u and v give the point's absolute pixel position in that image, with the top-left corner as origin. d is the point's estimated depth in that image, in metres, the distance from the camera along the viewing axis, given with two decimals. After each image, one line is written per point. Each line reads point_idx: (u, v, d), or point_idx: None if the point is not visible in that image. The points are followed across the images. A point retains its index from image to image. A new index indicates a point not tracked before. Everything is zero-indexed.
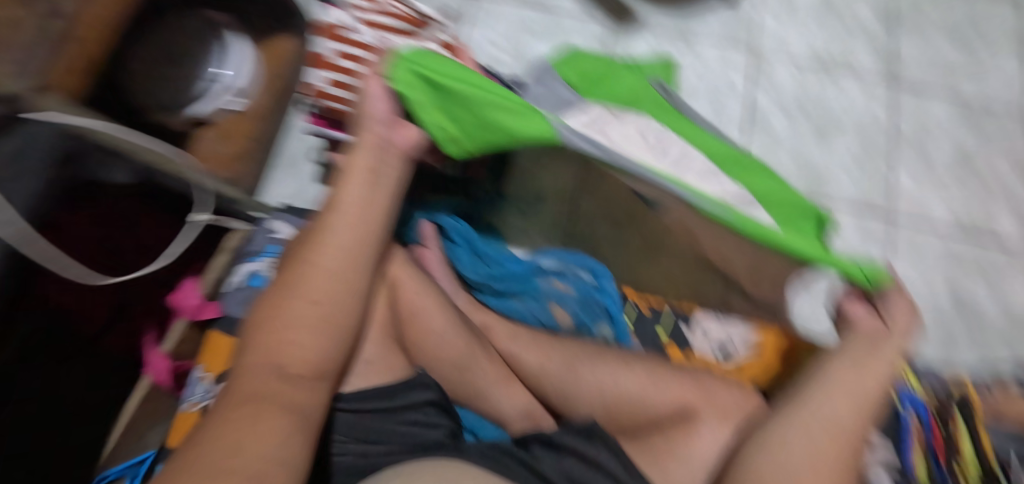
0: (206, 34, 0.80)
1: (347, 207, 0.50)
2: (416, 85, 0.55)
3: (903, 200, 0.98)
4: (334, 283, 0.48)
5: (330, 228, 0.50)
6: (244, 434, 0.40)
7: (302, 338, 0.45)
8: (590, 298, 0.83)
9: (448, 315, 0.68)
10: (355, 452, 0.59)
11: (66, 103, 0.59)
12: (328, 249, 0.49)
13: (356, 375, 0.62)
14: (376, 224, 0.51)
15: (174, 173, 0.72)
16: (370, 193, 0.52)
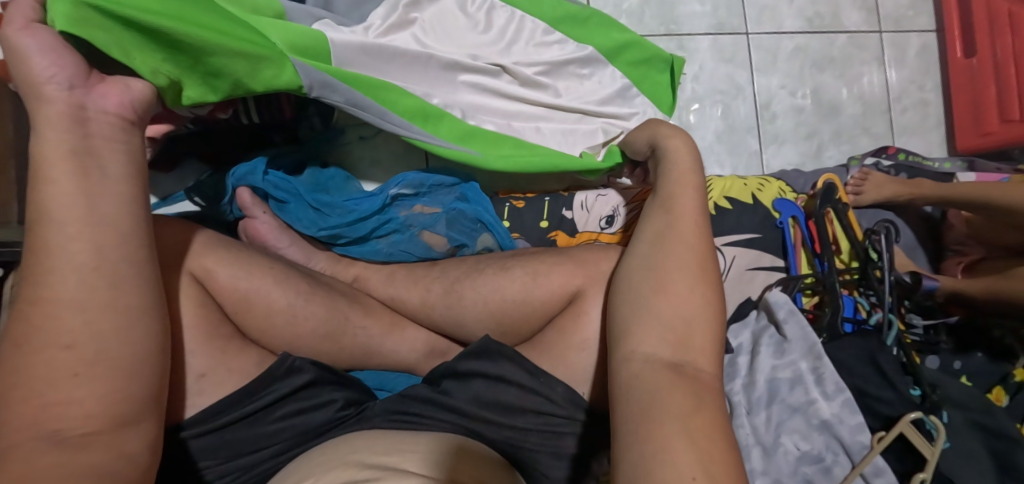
0: None
1: (61, 211, 0.39)
2: (92, 22, 0.47)
3: (753, 13, 0.98)
4: (97, 319, 0.39)
5: (52, 247, 0.39)
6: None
7: (67, 391, 0.38)
8: (458, 211, 0.76)
9: (290, 287, 0.59)
10: (230, 470, 0.54)
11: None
12: (67, 279, 0.39)
13: (194, 395, 0.52)
14: (118, 227, 0.41)
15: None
16: (83, 182, 0.40)
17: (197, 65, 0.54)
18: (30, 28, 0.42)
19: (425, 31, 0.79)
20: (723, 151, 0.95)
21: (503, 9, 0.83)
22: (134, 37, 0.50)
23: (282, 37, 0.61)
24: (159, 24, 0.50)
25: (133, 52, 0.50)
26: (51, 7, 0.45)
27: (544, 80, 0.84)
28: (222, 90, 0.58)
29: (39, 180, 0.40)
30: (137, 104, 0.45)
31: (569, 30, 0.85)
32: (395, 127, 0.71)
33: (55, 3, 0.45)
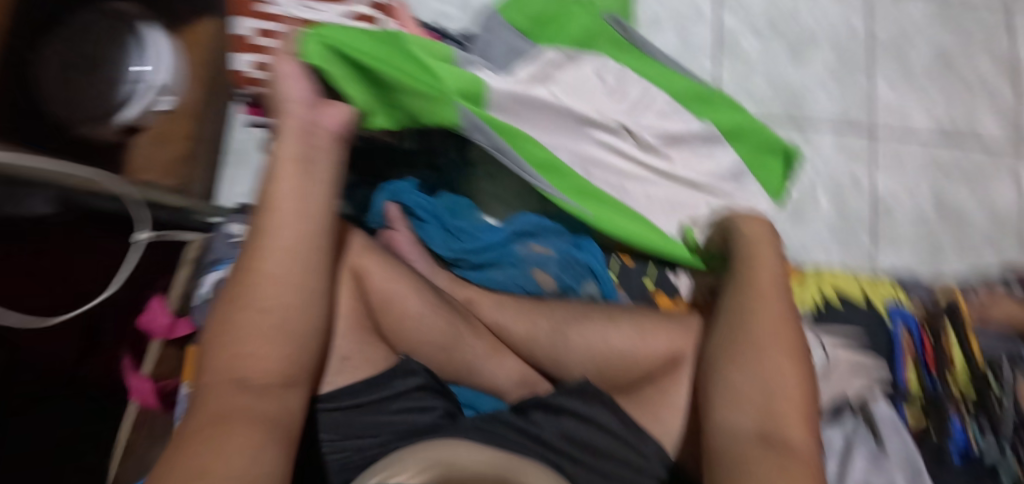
0: (110, 30, 0.69)
1: (285, 193, 0.48)
2: (331, 58, 0.62)
3: (883, 112, 0.94)
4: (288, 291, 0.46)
5: (267, 227, 0.47)
6: (213, 455, 0.37)
7: (260, 343, 0.44)
8: (571, 256, 0.81)
9: (425, 297, 0.68)
10: (344, 449, 0.58)
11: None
12: (274, 256, 0.46)
13: (334, 373, 0.60)
14: (314, 216, 0.49)
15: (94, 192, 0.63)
16: (305, 178, 0.49)
17: (387, 96, 0.68)
18: (287, 59, 0.58)
19: (563, 88, 0.82)
20: (832, 241, 0.92)
21: (638, 81, 0.85)
22: (353, 71, 0.64)
23: (457, 84, 0.69)
24: (369, 62, 0.64)
25: (350, 82, 0.64)
26: (304, 43, 0.60)
27: (665, 150, 0.86)
28: (401, 120, 0.70)
29: (275, 173, 0.49)
30: (349, 125, 0.55)
31: (693, 107, 0.87)
32: (529, 177, 0.79)
33: (309, 42, 0.60)
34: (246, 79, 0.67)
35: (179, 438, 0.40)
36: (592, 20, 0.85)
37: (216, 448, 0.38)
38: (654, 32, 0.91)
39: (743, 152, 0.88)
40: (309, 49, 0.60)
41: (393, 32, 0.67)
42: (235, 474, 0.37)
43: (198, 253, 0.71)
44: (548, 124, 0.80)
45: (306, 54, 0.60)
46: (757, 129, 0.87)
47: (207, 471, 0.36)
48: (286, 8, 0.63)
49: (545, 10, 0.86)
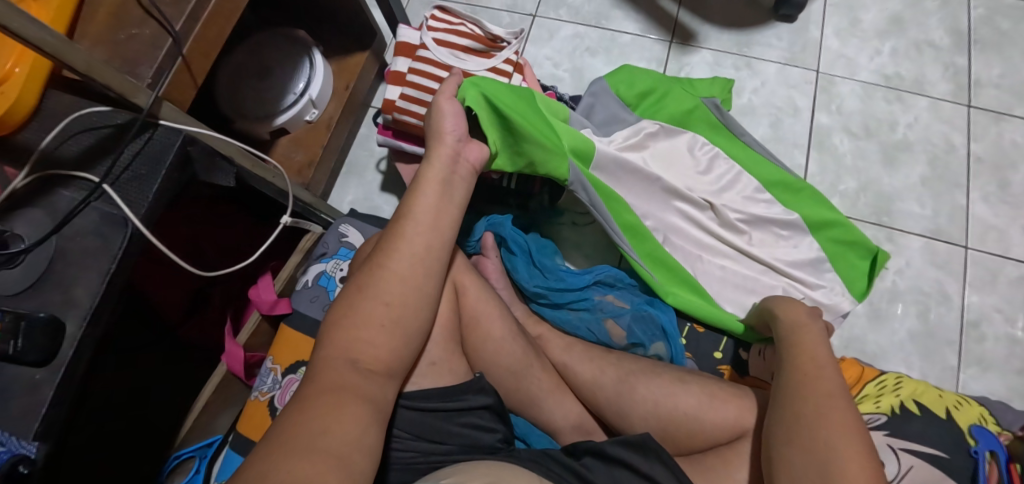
0: (290, 50, 0.85)
1: (417, 222, 0.60)
2: (482, 104, 0.72)
3: (977, 229, 0.90)
4: (401, 295, 0.57)
5: (401, 239, 0.59)
6: (331, 421, 0.49)
7: (374, 336, 0.55)
8: (645, 312, 0.84)
9: (507, 324, 0.74)
10: (411, 448, 0.64)
11: (173, 110, 0.65)
12: (397, 262, 0.58)
13: (420, 375, 0.65)
14: (436, 234, 0.60)
15: (263, 178, 0.76)
16: (436, 212, 0.61)
17: (515, 145, 0.75)
18: (452, 99, 0.69)
19: (655, 157, 0.88)
20: (915, 354, 0.86)
21: (727, 161, 0.89)
22: (495, 117, 0.73)
23: (572, 143, 0.79)
24: (509, 112, 0.73)
25: (491, 126, 0.73)
26: (463, 89, 0.72)
27: (746, 228, 0.87)
28: (521, 168, 0.78)
29: (412, 200, 0.62)
30: (476, 170, 0.68)
31: (780, 195, 0.87)
32: (615, 235, 0.82)
33: (468, 89, 0.72)
34: (392, 105, 0.82)
35: (303, 396, 0.52)
36: (689, 99, 0.90)
37: (334, 418, 0.49)
38: (747, 120, 0.97)
39: (826, 245, 0.86)
40: (465, 94, 0.71)
41: (529, 93, 0.79)
42: (345, 441, 0.48)
43: (311, 244, 0.86)
44: (636, 188, 0.86)
45: (464, 97, 0.72)
46: (844, 225, 0.85)
47: (327, 432, 0.48)
48: (439, 55, 0.82)
49: (649, 86, 0.92)
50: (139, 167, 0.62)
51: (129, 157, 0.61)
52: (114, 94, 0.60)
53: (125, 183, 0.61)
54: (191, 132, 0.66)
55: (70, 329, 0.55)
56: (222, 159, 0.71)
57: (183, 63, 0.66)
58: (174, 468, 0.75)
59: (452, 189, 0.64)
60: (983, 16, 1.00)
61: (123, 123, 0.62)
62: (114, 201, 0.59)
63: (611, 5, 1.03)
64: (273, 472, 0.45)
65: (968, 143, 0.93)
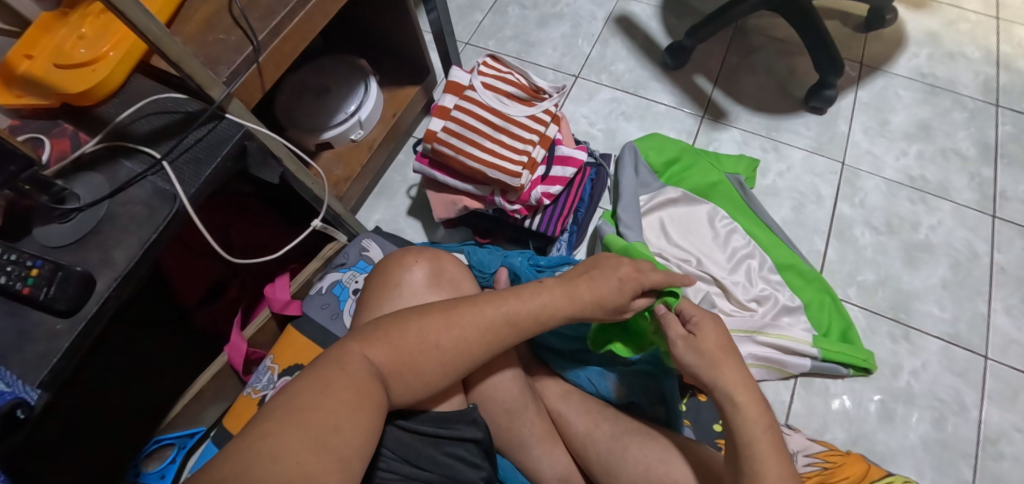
0: (349, 75, 0.92)
1: (510, 310, 0.61)
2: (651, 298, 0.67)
3: (998, 341, 0.87)
4: (455, 353, 0.58)
5: (500, 316, 0.61)
6: (345, 421, 0.50)
7: (412, 374, 0.57)
8: (649, 374, 0.81)
9: (509, 359, 0.73)
10: (396, 470, 0.62)
11: (240, 106, 0.70)
12: (472, 327, 0.59)
13: None
14: (515, 330, 0.61)
15: (302, 182, 0.79)
16: (533, 312, 0.62)
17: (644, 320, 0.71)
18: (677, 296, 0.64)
19: (672, 220, 0.91)
20: (928, 462, 0.81)
21: (744, 237, 0.90)
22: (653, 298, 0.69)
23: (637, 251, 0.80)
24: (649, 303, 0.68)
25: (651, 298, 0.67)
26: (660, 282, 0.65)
27: (756, 307, 0.85)
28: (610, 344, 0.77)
29: (531, 291, 0.63)
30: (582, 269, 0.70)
31: (789, 279, 0.88)
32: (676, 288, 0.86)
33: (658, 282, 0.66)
34: (433, 135, 0.86)
35: (334, 383, 0.52)
36: (714, 173, 0.94)
37: (350, 419, 0.50)
38: (770, 200, 0.99)
39: (823, 327, 0.85)
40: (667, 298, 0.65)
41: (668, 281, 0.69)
42: (351, 446, 0.49)
43: (331, 254, 0.90)
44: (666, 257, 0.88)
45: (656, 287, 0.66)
46: (827, 308, 0.87)
47: (339, 430, 0.49)
48: (484, 97, 0.88)
49: (677, 155, 0.97)
50: (198, 152, 0.66)
51: (191, 142, 0.66)
52: (193, 84, 0.66)
53: (182, 163, 0.65)
54: (252, 129, 0.70)
55: (100, 287, 0.59)
56: (271, 158, 0.74)
57: (257, 69, 0.72)
58: (151, 453, 0.75)
59: (559, 296, 0.62)
60: (1011, 133, 1.02)
61: (195, 111, 0.68)
62: (170, 179, 0.64)
63: (649, 77, 1.10)
64: (283, 457, 0.46)
65: (991, 252, 0.93)
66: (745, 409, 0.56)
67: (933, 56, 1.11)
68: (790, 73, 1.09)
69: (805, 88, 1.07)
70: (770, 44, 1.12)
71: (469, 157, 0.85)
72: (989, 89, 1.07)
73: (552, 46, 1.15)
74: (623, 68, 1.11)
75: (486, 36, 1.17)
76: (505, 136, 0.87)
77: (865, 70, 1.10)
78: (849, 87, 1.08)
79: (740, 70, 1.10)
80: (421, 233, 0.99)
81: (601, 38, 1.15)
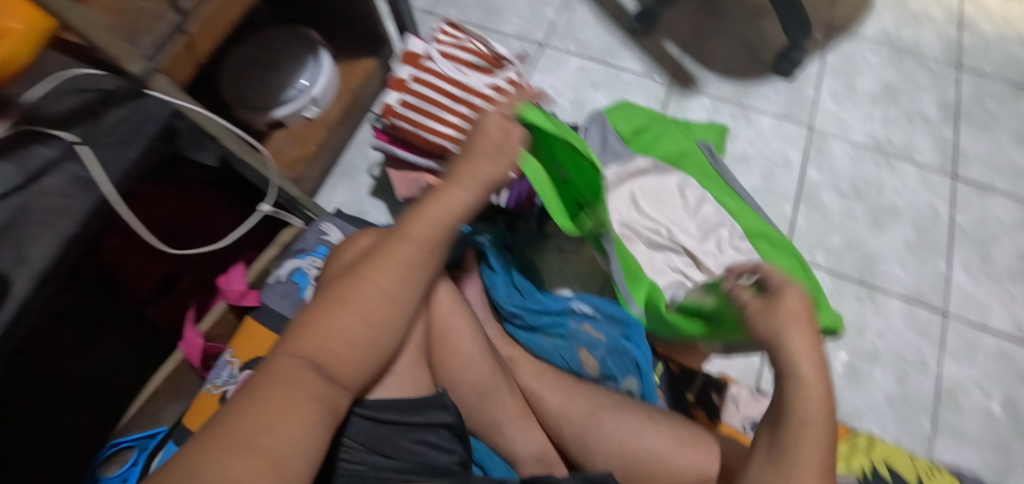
0: (298, 47, 0.86)
1: (410, 241, 0.55)
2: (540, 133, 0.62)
3: (958, 299, 0.90)
4: (375, 307, 0.53)
5: (399, 252, 0.55)
6: (276, 419, 0.44)
7: (338, 347, 0.51)
8: (622, 346, 0.80)
9: (479, 341, 0.70)
10: (360, 461, 0.59)
11: (167, 81, 0.60)
12: (378, 271, 0.54)
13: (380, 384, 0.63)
14: (424, 253, 0.56)
15: (249, 165, 0.75)
16: (436, 234, 0.56)
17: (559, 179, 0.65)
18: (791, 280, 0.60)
19: (643, 192, 0.89)
20: (891, 418, 0.84)
21: (715, 206, 0.87)
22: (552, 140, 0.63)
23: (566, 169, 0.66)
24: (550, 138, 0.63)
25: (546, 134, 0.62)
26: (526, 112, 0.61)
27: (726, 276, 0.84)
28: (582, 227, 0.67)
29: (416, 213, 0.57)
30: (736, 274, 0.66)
31: (757, 245, 0.85)
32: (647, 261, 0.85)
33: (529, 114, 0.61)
34: (391, 110, 0.82)
35: (260, 387, 0.47)
36: (686, 140, 0.92)
37: (279, 414, 0.45)
38: (739, 167, 0.99)
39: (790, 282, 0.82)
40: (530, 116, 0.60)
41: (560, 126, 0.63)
42: (287, 445, 0.44)
43: (290, 239, 0.83)
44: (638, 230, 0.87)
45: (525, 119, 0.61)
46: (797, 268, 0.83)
47: (271, 428, 0.44)
48: (443, 67, 0.82)
49: (646, 123, 0.95)
50: (118, 133, 0.56)
51: (112, 123, 0.57)
52: (106, 56, 0.55)
53: (104, 147, 0.55)
54: (181, 107, 0.61)
55: (12, 298, 0.48)
56: (208, 140, 0.68)
57: (185, 41, 0.60)
58: (110, 456, 0.71)
59: (446, 201, 0.57)
60: (972, 95, 1.04)
61: (115, 89, 0.57)
62: (89, 164, 0.54)
63: (618, 44, 1.07)
64: (209, 465, 0.41)
65: (952, 213, 0.95)
66: (808, 387, 0.51)
67: (899, 18, 1.10)
68: (759, 38, 1.07)
69: (773, 52, 1.06)
70: (739, 7, 1.10)
71: (430, 132, 0.82)
72: (952, 51, 1.07)
73: (516, 13, 1.10)
74: (590, 35, 1.08)
75: (447, 4, 1.11)
76: (465, 109, 0.82)
77: (833, 33, 1.09)
78: (817, 51, 1.07)
79: (710, 35, 1.08)
80: (386, 214, 0.95)
81: (567, 4, 1.10)
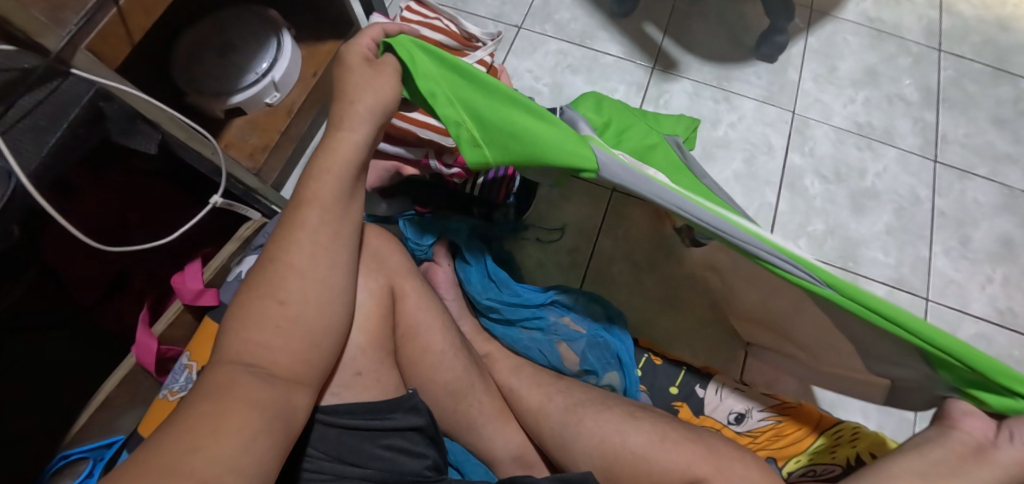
0: (256, 28, 0.80)
1: (320, 209, 0.50)
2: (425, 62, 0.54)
3: (938, 283, 0.89)
4: (298, 289, 0.47)
5: (305, 225, 0.49)
6: (201, 434, 0.39)
7: (267, 340, 0.45)
8: (601, 339, 0.79)
9: (451, 338, 0.66)
10: (325, 470, 0.55)
11: (93, 59, 0.53)
12: (295, 249, 0.48)
13: (342, 386, 0.57)
14: (337, 213, 0.50)
15: (190, 148, 0.69)
16: (344, 192, 0.51)
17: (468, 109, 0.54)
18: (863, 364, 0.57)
19: None
20: (872, 404, 0.84)
21: None
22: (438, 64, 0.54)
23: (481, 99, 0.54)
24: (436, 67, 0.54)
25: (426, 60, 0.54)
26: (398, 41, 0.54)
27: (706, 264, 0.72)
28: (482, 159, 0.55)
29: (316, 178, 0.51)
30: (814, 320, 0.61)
31: None
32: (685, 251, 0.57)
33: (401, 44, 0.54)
34: None
35: (185, 410, 0.41)
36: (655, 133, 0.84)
37: (208, 430, 0.39)
38: (721, 152, 0.96)
39: None
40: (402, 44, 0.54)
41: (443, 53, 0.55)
42: (218, 462, 0.38)
43: (250, 233, 0.77)
44: None
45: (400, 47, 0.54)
46: None
47: (196, 448, 0.38)
48: None
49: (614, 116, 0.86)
50: (38, 118, 0.52)
51: (26, 107, 0.52)
52: (20, 35, 0.49)
53: (20, 131, 0.52)
54: (107, 87, 0.56)
55: None
56: (142, 123, 0.62)
57: (117, 13, 0.53)
58: (61, 469, 0.66)
59: (344, 150, 0.51)
60: (952, 77, 1.03)
61: (28, 68, 0.51)
62: (5, 153, 0.50)
63: (596, 26, 1.03)
64: None
65: (933, 196, 0.94)
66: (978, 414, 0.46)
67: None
68: (740, 20, 1.05)
69: (755, 35, 1.03)
70: None
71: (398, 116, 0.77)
72: (932, 33, 1.06)
73: None
74: (568, 17, 1.04)
75: None
76: None
77: (814, 15, 1.07)
78: (799, 33, 1.05)
79: (690, 17, 1.05)
80: None
81: None
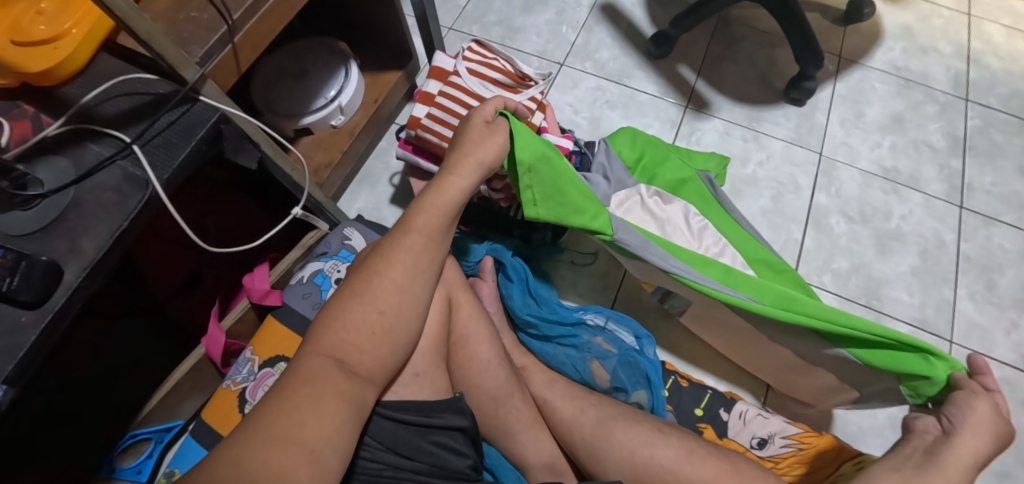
0: (328, 58, 0.89)
1: (419, 234, 0.58)
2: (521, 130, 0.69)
3: (962, 326, 0.91)
4: (393, 299, 0.55)
5: (407, 246, 0.57)
6: (308, 413, 0.47)
7: (362, 341, 0.53)
8: (632, 358, 0.83)
9: (495, 347, 0.72)
10: (380, 460, 0.60)
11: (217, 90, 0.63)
12: (393, 264, 0.56)
13: (402, 385, 0.63)
14: (433, 241, 0.59)
15: (281, 169, 0.75)
16: (442, 225, 0.60)
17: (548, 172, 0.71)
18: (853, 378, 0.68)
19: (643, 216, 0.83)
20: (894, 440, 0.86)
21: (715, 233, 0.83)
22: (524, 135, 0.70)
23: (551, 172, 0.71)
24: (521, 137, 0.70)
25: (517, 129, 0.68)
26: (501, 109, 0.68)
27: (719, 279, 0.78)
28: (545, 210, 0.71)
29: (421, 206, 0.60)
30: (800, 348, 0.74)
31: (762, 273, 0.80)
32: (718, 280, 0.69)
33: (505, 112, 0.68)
34: (417, 122, 0.85)
35: (289, 390, 0.48)
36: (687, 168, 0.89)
37: (311, 409, 0.47)
38: (749, 190, 1.01)
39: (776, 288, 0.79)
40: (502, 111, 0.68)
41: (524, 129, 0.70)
42: (322, 438, 0.46)
43: (313, 242, 0.87)
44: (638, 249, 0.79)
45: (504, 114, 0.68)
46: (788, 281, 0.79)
47: (304, 423, 0.46)
48: (469, 83, 0.85)
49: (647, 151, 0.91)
50: (171, 135, 0.60)
51: (162, 125, 0.60)
52: (164, 65, 0.59)
53: (154, 146, 0.59)
54: (227, 111, 0.64)
55: (68, 277, 0.53)
56: (250, 143, 0.68)
57: (232, 50, 0.66)
58: (127, 448, 0.73)
59: (448, 188, 0.61)
60: (978, 126, 1.06)
61: (166, 93, 0.61)
62: (141, 163, 0.58)
63: (634, 65, 1.10)
64: (248, 459, 0.43)
65: (958, 241, 0.97)
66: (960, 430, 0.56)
67: (907, 50, 1.14)
68: (771, 65, 1.11)
69: (784, 80, 1.09)
70: (752, 35, 1.13)
71: None
72: (959, 84, 1.10)
73: (536, 32, 1.13)
74: (607, 56, 1.11)
75: (469, 21, 1.15)
76: None
77: (843, 63, 1.12)
78: (828, 79, 1.10)
79: (723, 60, 1.11)
80: None
81: (586, 26, 1.14)
